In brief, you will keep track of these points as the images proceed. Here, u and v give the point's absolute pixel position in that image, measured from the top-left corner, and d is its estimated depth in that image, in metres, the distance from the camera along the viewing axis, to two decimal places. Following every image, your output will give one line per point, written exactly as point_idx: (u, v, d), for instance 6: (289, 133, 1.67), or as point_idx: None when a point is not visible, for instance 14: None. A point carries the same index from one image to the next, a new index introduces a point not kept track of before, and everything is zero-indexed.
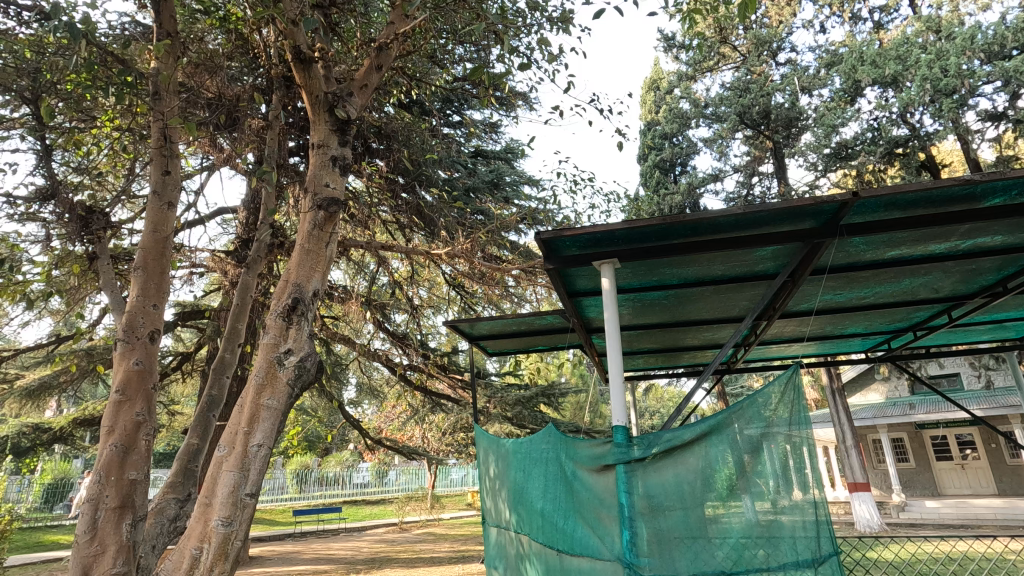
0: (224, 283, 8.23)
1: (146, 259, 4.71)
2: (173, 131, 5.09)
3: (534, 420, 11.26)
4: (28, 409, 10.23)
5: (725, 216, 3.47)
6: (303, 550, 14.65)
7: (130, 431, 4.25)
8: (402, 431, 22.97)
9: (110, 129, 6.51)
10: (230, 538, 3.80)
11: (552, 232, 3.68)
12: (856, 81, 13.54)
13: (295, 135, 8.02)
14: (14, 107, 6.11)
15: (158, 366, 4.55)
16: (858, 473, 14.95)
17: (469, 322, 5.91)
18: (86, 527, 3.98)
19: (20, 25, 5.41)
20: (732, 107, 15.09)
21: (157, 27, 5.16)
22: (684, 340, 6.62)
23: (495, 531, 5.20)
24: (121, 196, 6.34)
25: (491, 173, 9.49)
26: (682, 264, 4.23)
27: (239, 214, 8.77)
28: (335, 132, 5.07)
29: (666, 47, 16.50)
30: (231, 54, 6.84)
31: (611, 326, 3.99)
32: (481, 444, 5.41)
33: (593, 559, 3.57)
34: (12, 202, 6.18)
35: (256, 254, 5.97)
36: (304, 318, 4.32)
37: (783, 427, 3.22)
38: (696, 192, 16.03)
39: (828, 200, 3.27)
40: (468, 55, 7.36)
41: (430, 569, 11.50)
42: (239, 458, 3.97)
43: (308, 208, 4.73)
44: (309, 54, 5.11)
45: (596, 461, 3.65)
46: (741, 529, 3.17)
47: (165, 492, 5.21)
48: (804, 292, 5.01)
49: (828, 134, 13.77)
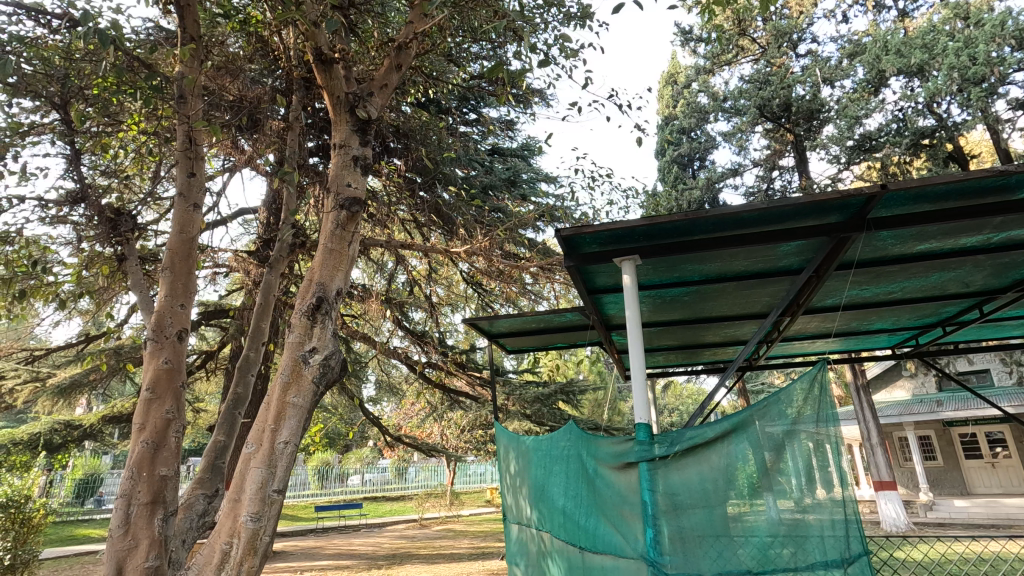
0: (245, 282, 8.36)
1: (173, 259, 4.80)
2: (198, 134, 5.20)
3: (552, 417, 11.56)
4: (60, 406, 10.54)
5: (747, 211, 3.43)
6: (325, 546, 14.85)
7: (160, 428, 4.35)
8: (421, 428, 23.15)
9: (136, 133, 6.65)
10: (258, 533, 3.87)
11: (572, 229, 3.67)
12: (880, 71, 13.21)
13: (313, 135, 8.10)
14: (44, 113, 6.27)
15: (186, 364, 4.64)
16: (884, 471, 14.68)
17: (489, 319, 5.92)
18: (120, 522, 4.10)
19: (49, 32, 5.55)
20: (751, 100, 14.86)
21: (181, 32, 5.27)
22: (705, 337, 6.55)
23: (517, 527, 5.20)
24: (147, 199, 6.49)
25: (508, 170, 9.49)
26: (703, 260, 4.19)
27: (260, 215, 8.90)
28: (356, 133, 5.11)
29: (683, 40, 16.30)
30: (252, 57, 6.93)
31: (633, 323, 3.97)
32: (501, 441, 5.41)
33: (616, 557, 3.55)
34: (44, 205, 6.36)
35: (278, 254, 6.06)
36: (328, 317, 4.38)
37: (808, 425, 3.15)
38: (715, 187, 15.74)
39: (856, 194, 3.20)
40: (485, 53, 7.39)
41: (450, 565, 11.56)
42: (267, 455, 4.03)
43: (330, 208, 4.78)
44: (330, 55, 5.13)
45: (617, 459, 3.64)
46: (765, 528, 3.13)
47: (194, 488, 5.31)
48: (830, 287, 4.91)
49: (851, 126, 13.50)
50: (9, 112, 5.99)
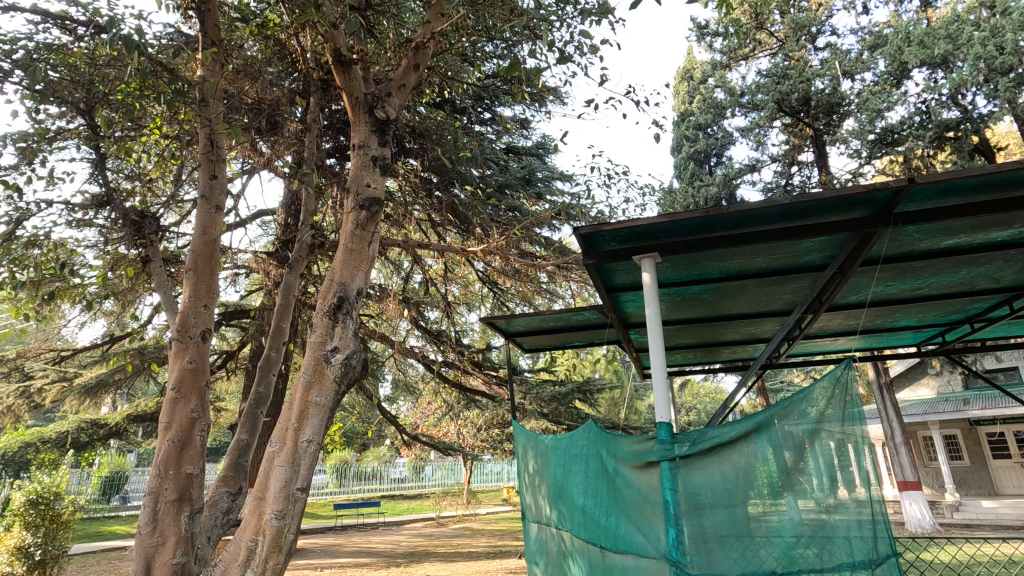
0: (265, 283, 8.46)
1: (196, 260, 4.88)
2: (220, 137, 5.29)
3: (569, 416, 11.54)
4: (86, 405, 10.77)
5: (769, 207, 3.38)
6: (345, 544, 14.96)
7: (186, 427, 4.42)
8: (437, 427, 23.27)
9: (158, 137, 6.77)
10: (283, 531, 3.91)
11: (590, 228, 3.67)
12: (902, 63, 12.94)
13: (330, 136, 8.15)
14: (70, 118, 6.40)
15: (209, 364, 4.72)
16: (908, 471, 14.42)
17: (506, 318, 5.92)
18: (148, 519, 4.18)
19: (75, 39, 5.68)
20: (769, 95, 14.54)
21: (202, 37, 5.34)
22: (724, 334, 6.48)
23: (536, 526, 5.20)
24: (169, 202, 6.60)
25: (523, 169, 9.43)
26: (724, 257, 4.13)
27: (278, 216, 9.01)
28: (375, 133, 5.13)
29: (699, 35, 16.12)
30: (270, 60, 6.99)
31: (654, 322, 3.94)
32: (520, 440, 5.41)
33: (638, 557, 3.53)
34: (71, 209, 6.51)
35: (298, 254, 6.13)
36: (349, 316, 4.43)
37: (831, 424, 3.09)
38: (733, 183, 15.50)
39: (882, 188, 3.13)
40: (499, 52, 7.39)
41: (468, 564, 11.59)
42: (290, 453, 4.07)
43: (350, 208, 4.81)
44: (349, 56, 5.18)
45: (638, 458, 3.61)
46: (788, 529, 3.08)
47: (218, 486, 5.38)
48: (855, 284, 4.82)
49: (873, 119, 13.18)
50: (36, 118, 6.14)
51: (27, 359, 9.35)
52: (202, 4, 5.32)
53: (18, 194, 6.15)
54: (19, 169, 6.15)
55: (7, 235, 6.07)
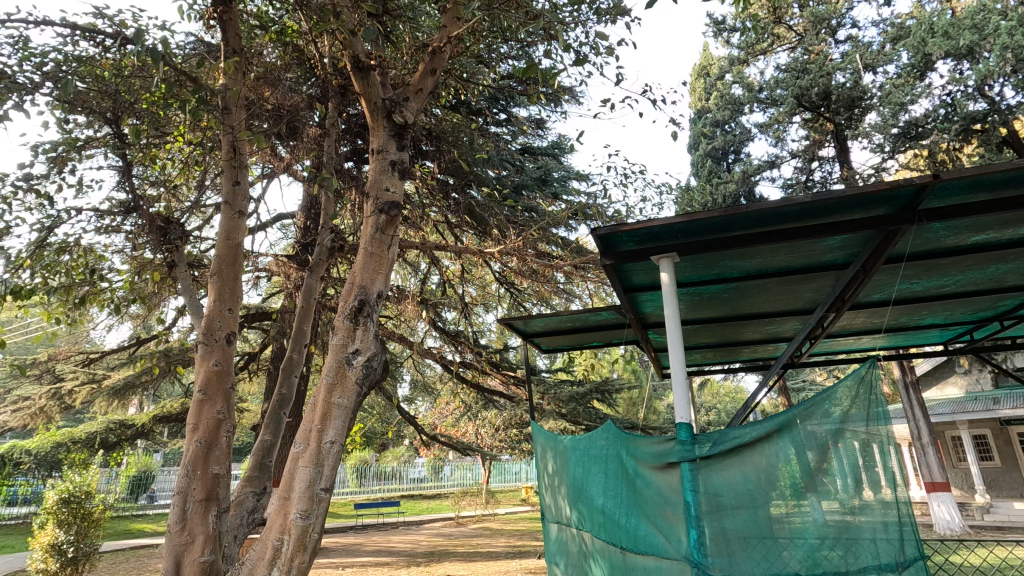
0: (286, 286, 8.58)
1: (221, 265, 4.98)
2: (241, 144, 5.40)
3: (587, 416, 11.46)
4: (115, 407, 11.03)
5: (790, 205, 3.35)
6: (365, 543, 15.12)
7: (212, 428, 4.52)
8: (456, 427, 23.36)
9: (182, 143, 6.92)
10: (308, 530, 3.99)
11: (609, 228, 3.67)
12: (926, 55, 12.67)
13: (348, 141, 8.24)
14: (97, 127, 6.57)
15: (234, 366, 4.82)
16: (936, 472, 14.10)
17: (524, 319, 5.94)
18: (177, 518, 4.28)
19: (103, 51, 5.83)
20: (789, 89, 14.32)
21: (224, 46, 5.45)
22: (744, 334, 6.40)
23: (556, 527, 5.21)
24: (193, 208, 6.74)
25: (539, 169, 9.41)
26: (744, 256, 4.10)
27: (297, 220, 9.15)
28: (393, 137, 5.20)
29: (716, 31, 15.93)
30: (288, 66, 7.09)
31: (673, 323, 3.94)
32: (538, 441, 5.41)
33: (659, 558, 3.51)
34: (99, 215, 6.69)
35: (318, 257, 6.23)
36: (370, 319, 4.48)
37: (856, 424, 3.06)
38: (751, 180, 15.30)
39: (907, 184, 3.08)
40: (514, 53, 7.38)
41: (488, 564, 11.62)
42: (314, 454, 4.14)
43: (370, 212, 4.87)
44: (367, 62, 5.23)
45: (658, 459, 3.60)
46: (812, 530, 3.05)
47: (243, 486, 5.49)
48: (878, 282, 4.74)
49: (896, 113, 12.95)
50: (66, 128, 6.31)
51: (58, 362, 9.64)
52: (224, 14, 5.43)
53: (50, 202, 6.34)
54: (49, 177, 6.33)
55: (39, 241, 6.25)
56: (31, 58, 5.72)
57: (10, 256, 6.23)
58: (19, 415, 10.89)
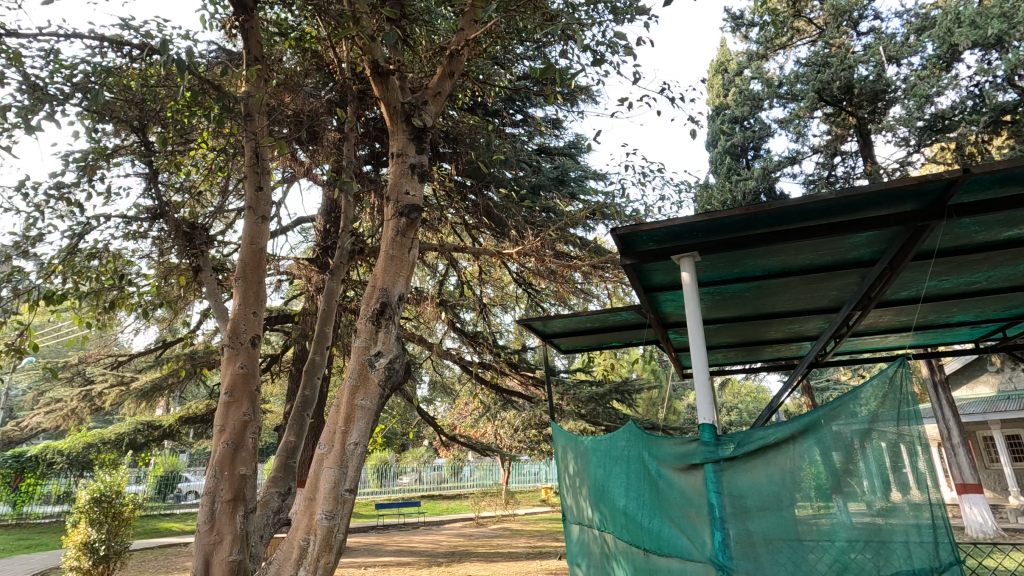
0: (307, 288, 8.67)
1: (245, 269, 5.07)
2: (264, 149, 5.49)
3: (607, 417, 11.37)
4: (142, 408, 11.27)
5: (813, 202, 3.30)
6: (387, 543, 15.25)
7: (239, 430, 4.61)
8: (475, 428, 23.46)
9: (205, 150, 7.05)
10: (333, 530, 4.04)
11: (628, 228, 3.66)
12: (952, 45, 12.38)
13: (366, 144, 8.31)
14: (124, 136, 6.73)
15: (259, 368, 4.90)
16: (968, 473, 13.71)
17: (543, 320, 5.95)
18: (206, 518, 4.37)
19: (130, 61, 5.98)
20: (809, 84, 14.05)
21: (246, 54, 5.55)
22: (767, 333, 6.32)
23: (578, 528, 5.19)
24: (217, 213, 6.86)
25: (556, 170, 9.40)
26: (766, 254, 4.04)
27: (317, 223, 9.27)
28: (412, 141, 5.25)
29: (734, 26, 15.72)
30: (307, 72, 7.18)
31: (695, 323, 3.91)
32: (559, 441, 5.39)
33: (683, 560, 3.48)
34: (127, 221, 6.86)
35: (339, 260, 6.30)
36: (392, 321, 4.53)
37: (886, 424, 2.99)
38: (772, 176, 15.08)
39: (935, 179, 3.01)
40: (530, 53, 7.38)
41: (509, 564, 11.62)
42: (339, 455, 4.19)
43: (390, 215, 4.92)
44: (386, 67, 5.26)
45: (682, 460, 3.58)
46: (841, 533, 2.98)
47: (269, 486, 5.57)
48: (906, 279, 4.63)
49: (921, 105, 12.66)
50: (95, 137, 6.49)
51: (89, 364, 9.91)
52: (245, 22, 5.53)
53: (80, 209, 6.52)
54: (79, 185, 6.51)
55: (71, 247, 6.44)
56: (62, 70, 5.89)
57: (43, 263, 6.42)
58: (52, 416, 11.18)
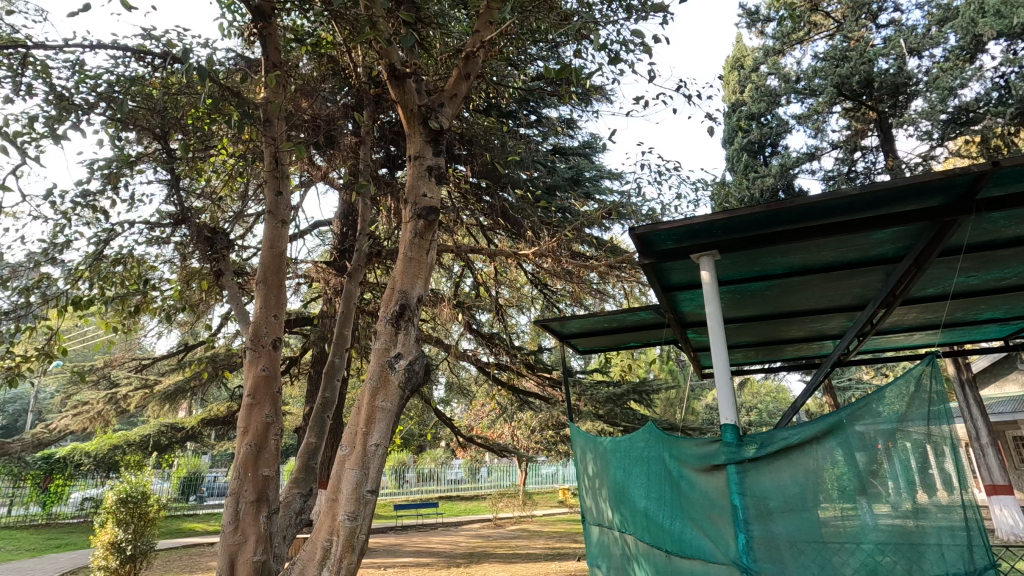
0: (325, 291, 8.74)
1: (266, 273, 5.14)
2: (283, 154, 5.55)
3: (625, 417, 11.28)
4: (166, 410, 11.47)
5: (836, 199, 3.25)
6: (406, 544, 15.32)
7: (262, 431, 4.67)
8: (492, 429, 23.50)
9: (225, 155, 7.17)
10: (356, 531, 4.06)
11: (646, 227, 3.63)
12: (977, 36, 12.12)
13: (382, 147, 8.37)
14: (146, 143, 6.86)
15: (281, 371, 4.96)
16: (997, 474, 13.34)
17: (560, 321, 5.94)
18: (231, 519, 4.43)
19: (152, 70, 6.10)
20: (828, 79, 13.82)
21: (265, 60, 5.62)
22: (788, 332, 6.23)
23: (597, 529, 5.17)
24: (237, 218, 6.95)
25: (571, 169, 9.40)
26: (787, 252, 3.99)
27: (334, 227, 9.35)
28: (429, 143, 5.27)
29: (750, 22, 15.52)
30: (324, 77, 7.25)
31: (715, 322, 3.88)
32: (577, 442, 5.37)
33: (706, 562, 3.44)
34: (150, 227, 6.99)
35: (356, 263, 6.36)
36: (411, 323, 4.56)
37: (915, 423, 2.89)
38: (790, 173, 14.86)
39: (962, 172, 2.93)
40: (545, 54, 7.37)
41: (528, 566, 11.61)
42: (360, 456, 4.22)
43: (409, 218, 4.95)
44: (403, 70, 5.33)
45: (703, 461, 3.55)
46: (868, 535, 2.91)
47: (291, 487, 5.64)
48: (932, 276, 4.53)
49: (945, 98, 12.40)
50: (118, 145, 6.63)
51: (114, 368, 10.12)
52: (264, 29, 5.61)
53: (104, 216, 6.66)
54: (104, 193, 6.66)
55: (97, 254, 6.58)
56: (87, 81, 6.03)
57: (70, 269, 6.58)
58: (79, 419, 11.42)
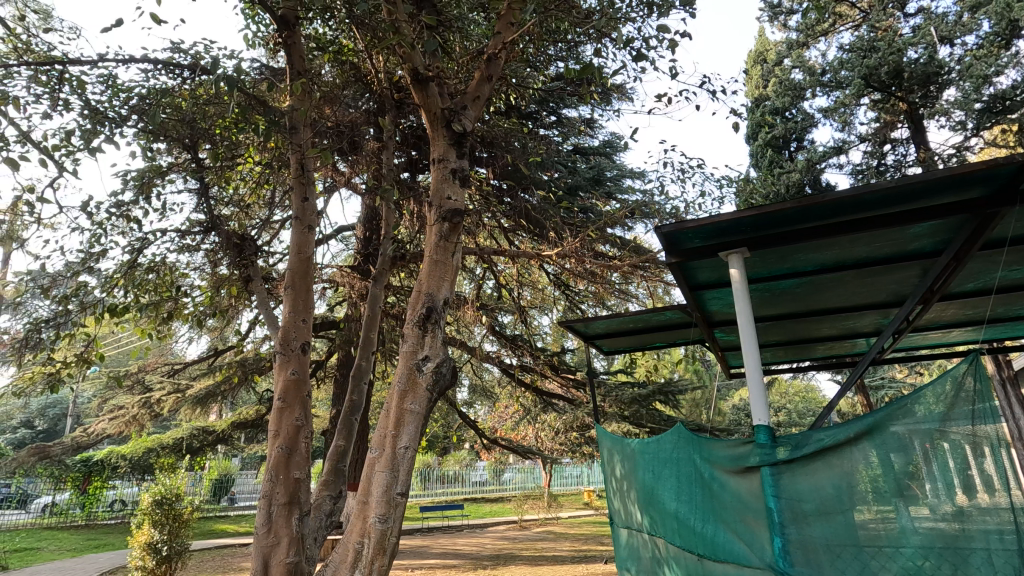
0: (350, 295, 8.86)
1: (293, 278, 5.21)
2: (308, 161, 5.63)
3: (651, 418, 11.16)
4: (197, 414, 11.71)
5: (870, 192, 3.16)
6: (433, 546, 15.38)
7: (292, 434, 4.73)
8: (516, 430, 23.50)
9: (252, 163, 7.31)
10: (387, 534, 4.10)
11: (673, 225, 3.59)
12: (1012, 21, 11.81)
13: (403, 151, 8.43)
14: (175, 154, 7.04)
15: (310, 374, 5.03)
16: None
17: (585, 321, 5.90)
18: (263, 521, 4.50)
19: (181, 82, 6.26)
20: (855, 70, 13.51)
21: (290, 69, 5.72)
22: (819, 330, 6.08)
23: (626, 532, 5.11)
24: (264, 224, 7.07)
25: (593, 169, 9.39)
26: (819, 248, 3.89)
27: (358, 231, 9.45)
28: (453, 145, 5.29)
29: (772, 15, 15.28)
30: (346, 83, 7.32)
31: (745, 321, 3.80)
32: (605, 444, 5.33)
33: (740, 567, 3.37)
34: (181, 235, 7.17)
35: (381, 266, 6.41)
36: (438, 325, 4.58)
37: (958, 423, 2.78)
38: (817, 168, 14.49)
39: (1004, 162, 2.83)
40: (564, 54, 7.33)
41: (554, 568, 11.54)
42: (390, 458, 4.25)
43: (434, 221, 4.97)
44: (426, 74, 5.31)
45: (736, 462, 3.48)
46: (909, 539, 2.81)
47: (321, 490, 5.71)
48: (973, 270, 4.36)
49: (979, 86, 11.99)
50: (149, 156, 6.81)
51: (148, 372, 10.38)
52: (288, 38, 5.70)
53: (138, 226, 6.85)
54: (137, 204, 6.86)
55: (131, 262, 6.77)
56: (120, 95, 6.20)
57: (106, 277, 6.78)
58: (115, 423, 11.75)
